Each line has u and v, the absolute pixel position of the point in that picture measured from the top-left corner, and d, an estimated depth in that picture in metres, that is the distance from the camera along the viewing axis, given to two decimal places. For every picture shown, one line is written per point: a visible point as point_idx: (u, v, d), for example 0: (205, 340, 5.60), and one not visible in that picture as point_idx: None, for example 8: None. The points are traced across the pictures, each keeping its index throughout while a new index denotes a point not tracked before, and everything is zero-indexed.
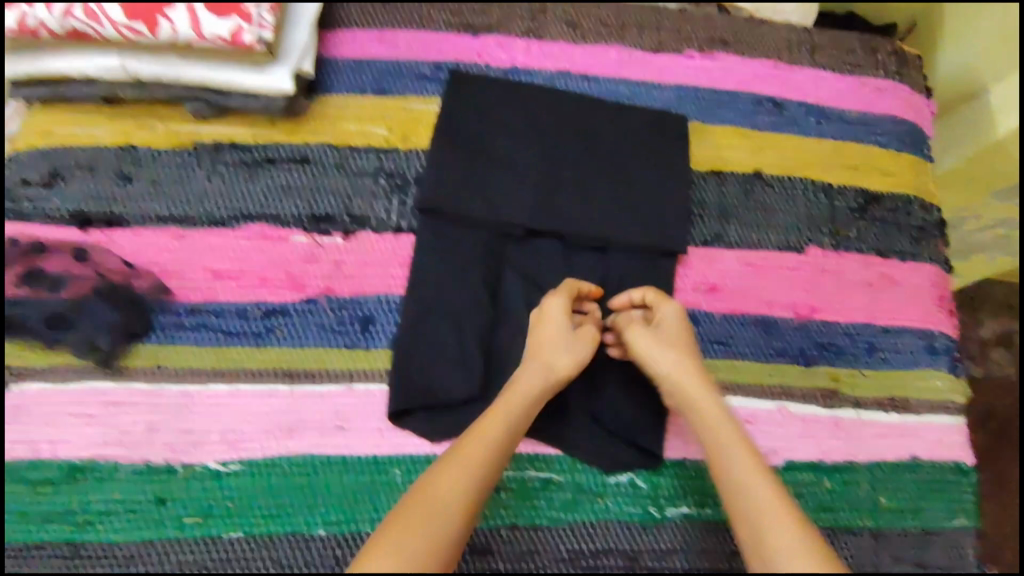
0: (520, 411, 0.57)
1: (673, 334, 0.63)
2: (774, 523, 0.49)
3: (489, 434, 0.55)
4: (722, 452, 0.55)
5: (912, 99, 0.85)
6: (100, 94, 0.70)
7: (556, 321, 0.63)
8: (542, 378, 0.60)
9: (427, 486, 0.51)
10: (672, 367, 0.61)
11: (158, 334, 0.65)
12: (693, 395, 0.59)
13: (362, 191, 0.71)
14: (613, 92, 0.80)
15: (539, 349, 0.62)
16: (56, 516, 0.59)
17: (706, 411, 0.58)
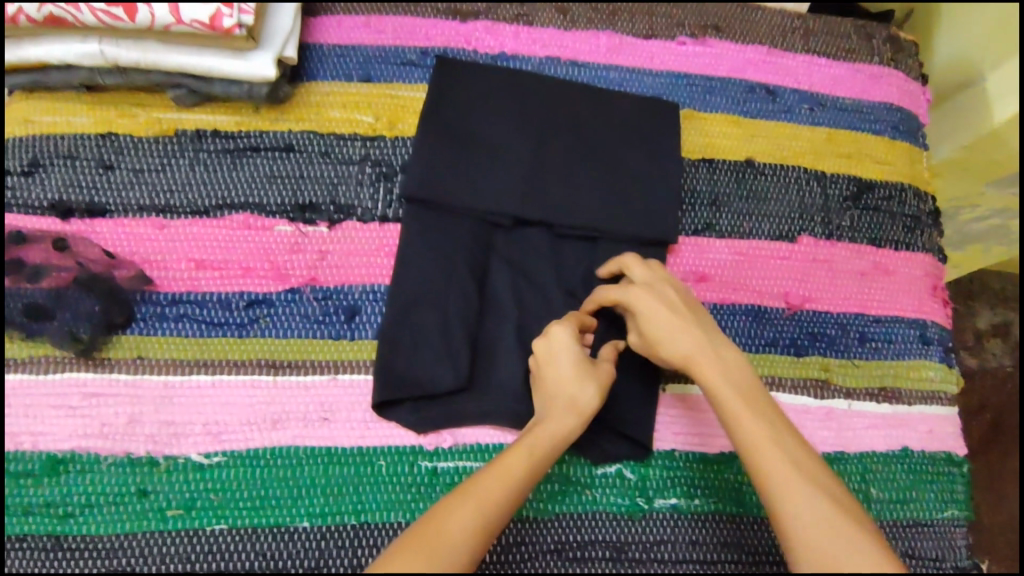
0: (542, 450, 0.53)
1: (669, 300, 0.60)
2: (796, 493, 0.48)
3: (513, 478, 0.51)
4: (734, 416, 0.53)
5: (908, 86, 0.84)
6: (80, 81, 0.68)
7: (570, 354, 0.58)
8: (565, 416, 0.56)
9: (435, 522, 0.47)
10: (672, 334, 0.58)
11: (139, 324, 0.64)
12: (697, 356, 0.56)
13: (347, 179, 0.70)
14: (603, 79, 0.79)
15: (558, 390, 0.57)
16: (37, 509, 0.59)
17: (713, 373, 0.56)
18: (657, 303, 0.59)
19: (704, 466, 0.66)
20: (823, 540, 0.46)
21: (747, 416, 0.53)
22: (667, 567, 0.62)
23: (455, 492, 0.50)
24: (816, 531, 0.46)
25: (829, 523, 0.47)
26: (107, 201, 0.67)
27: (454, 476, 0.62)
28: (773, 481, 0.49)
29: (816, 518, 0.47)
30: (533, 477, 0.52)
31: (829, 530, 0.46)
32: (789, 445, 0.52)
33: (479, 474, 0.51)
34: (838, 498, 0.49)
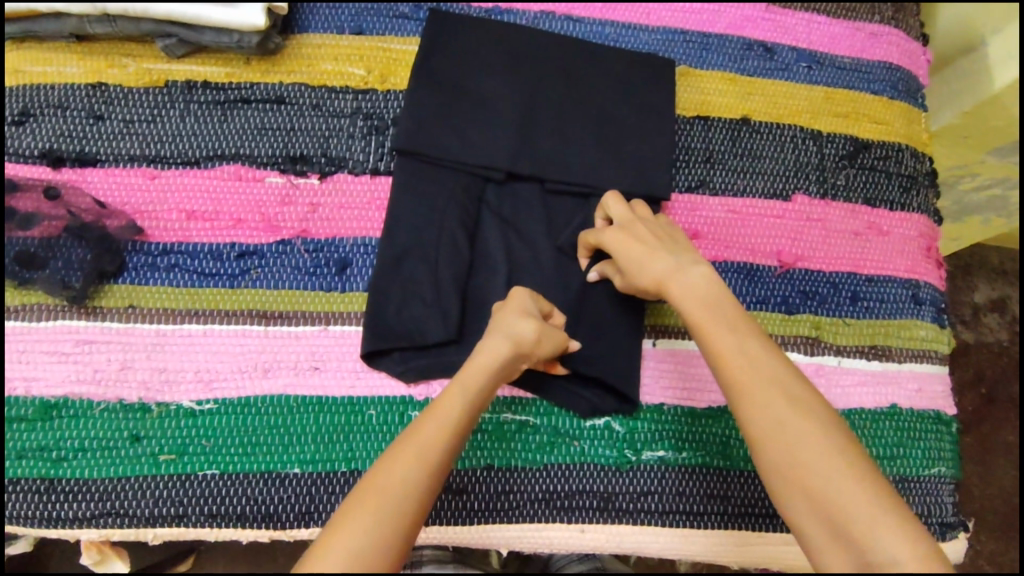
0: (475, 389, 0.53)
1: (642, 233, 0.60)
2: (762, 400, 0.49)
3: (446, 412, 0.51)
4: (703, 330, 0.53)
5: (908, 46, 0.83)
6: (69, 30, 0.68)
7: (520, 299, 0.60)
8: (500, 346, 0.56)
9: (373, 478, 0.48)
10: (635, 263, 0.59)
11: (130, 274, 0.64)
12: (667, 278, 0.56)
13: (339, 132, 0.70)
14: (599, 34, 0.78)
15: (496, 327, 0.58)
16: (31, 452, 0.59)
17: (682, 290, 0.55)
18: (630, 239, 0.60)
19: (692, 419, 0.66)
20: (789, 445, 0.47)
21: (717, 328, 0.52)
22: (652, 517, 0.63)
23: (393, 444, 0.50)
24: (782, 437, 0.47)
25: (794, 427, 0.47)
26: (97, 150, 0.67)
27: None
28: (741, 391, 0.50)
29: (782, 424, 0.48)
30: (472, 412, 0.53)
31: (794, 434, 0.47)
32: (759, 351, 0.51)
33: (415, 424, 0.51)
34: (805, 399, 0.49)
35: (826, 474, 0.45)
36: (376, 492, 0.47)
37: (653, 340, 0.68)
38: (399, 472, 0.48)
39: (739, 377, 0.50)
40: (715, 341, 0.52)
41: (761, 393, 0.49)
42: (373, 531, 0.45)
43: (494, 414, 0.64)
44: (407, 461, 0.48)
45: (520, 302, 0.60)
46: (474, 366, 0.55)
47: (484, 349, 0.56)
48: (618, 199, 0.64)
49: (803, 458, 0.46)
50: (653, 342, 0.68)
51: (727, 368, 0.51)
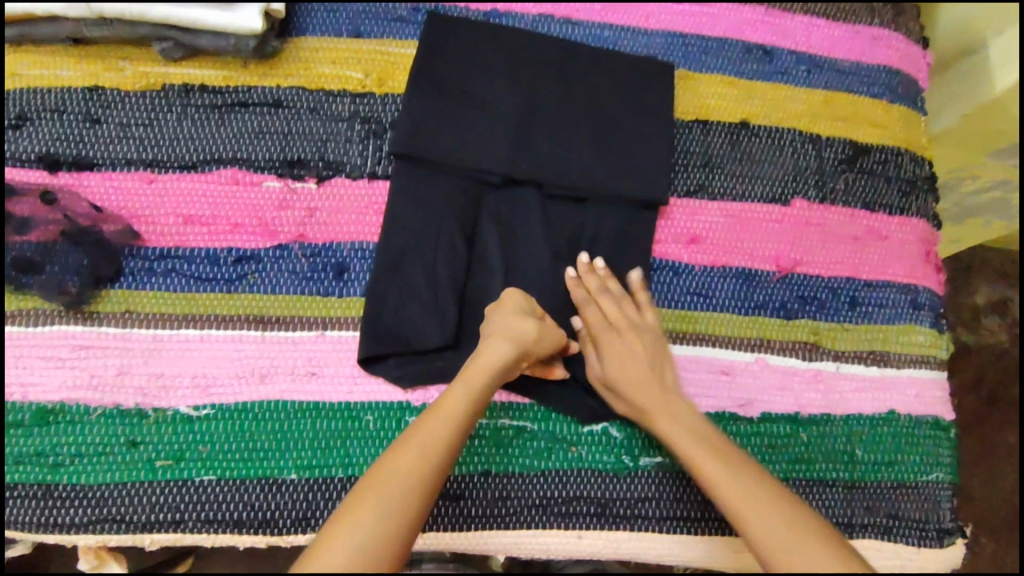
0: (478, 387, 0.56)
1: (633, 339, 0.64)
2: (763, 523, 0.51)
3: (449, 411, 0.54)
4: (699, 468, 0.56)
5: (908, 49, 0.83)
6: (65, 33, 0.67)
7: (516, 298, 0.62)
8: (501, 345, 0.58)
9: (379, 472, 0.50)
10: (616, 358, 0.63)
11: (127, 278, 0.64)
12: (659, 416, 0.60)
13: (336, 136, 0.70)
14: (598, 37, 0.78)
15: (495, 327, 0.60)
16: (28, 458, 0.59)
17: (676, 427, 0.59)
18: (618, 341, 0.64)
19: None
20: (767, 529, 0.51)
21: (710, 462, 0.56)
22: (650, 523, 0.63)
23: (397, 441, 0.53)
24: (788, 557, 0.49)
25: (799, 547, 0.49)
26: (94, 154, 0.67)
27: None
28: (746, 521, 0.52)
29: (784, 543, 0.50)
30: (473, 409, 0.55)
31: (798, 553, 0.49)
32: (754, 479, 0.54)
33: (419, 421, 0.54)
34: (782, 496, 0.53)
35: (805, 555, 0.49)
36: (383, 484, 0.49)
37: None
38: (404, 466, 0.50)
39: (737, 504, 0.53)
40: (708, 471, 0.55)
41: (762, 517, 0.51)
42: (380, 523, 0.47)
43: (491, 419, 0.64)
44: (415, 454, 0.51)
45: (517, 304, 0.62)
46: (474, 368, 0.57)
47: (485, 350, 0.58)
48: (624, 292, 0.67)
49: (813, 574, 0.47)
50: None
51: (726, 498, 0.54)
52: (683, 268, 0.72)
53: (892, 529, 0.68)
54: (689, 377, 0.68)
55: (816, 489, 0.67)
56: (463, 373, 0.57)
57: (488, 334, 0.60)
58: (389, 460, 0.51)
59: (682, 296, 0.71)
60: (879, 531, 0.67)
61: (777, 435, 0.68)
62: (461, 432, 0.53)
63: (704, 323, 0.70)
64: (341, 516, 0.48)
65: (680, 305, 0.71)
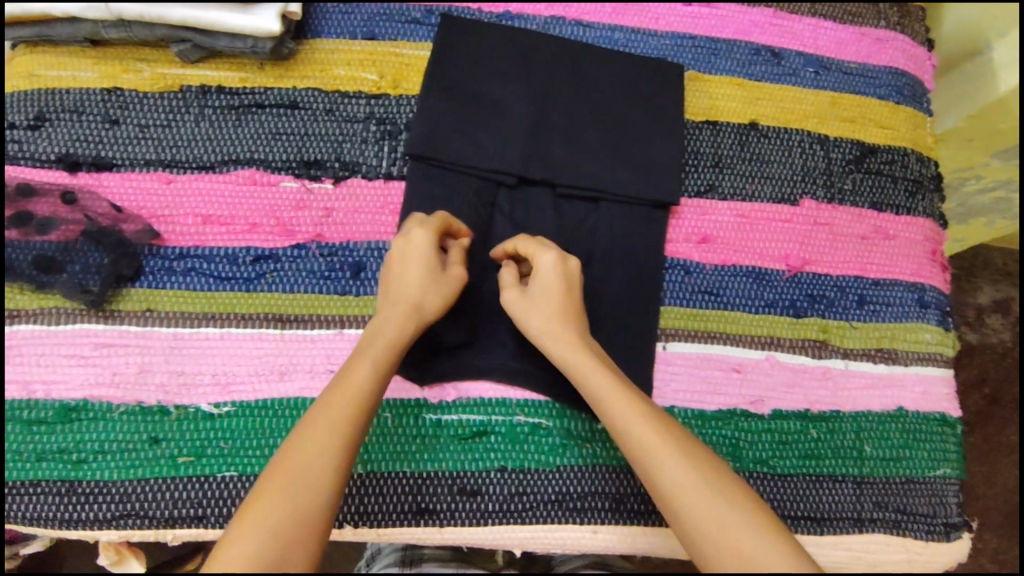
0: (382, 363, 0.56)
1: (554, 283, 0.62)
2: (676, 476, 0.52)
3: (350, 391, 0.54)
4: (615, 415, 0.56)
5: (913, 51, 0.84)
6: (84, 34, 0.68)
7: (421, 253, 0.61)
8: (403, 317, 0.59)
9: (287, 456, 0.51)
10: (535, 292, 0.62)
11: (148, 278, 0.64)
12: (577, 360, 0.60)
13: (351, 136, 0.71)
14: (608, 39, 0.79)
15: (396, 292, 0.60)
16: (50, 455, 0.60)
17: (596, 372, 0.59)
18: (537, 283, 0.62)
19: (702, 421, 0.68)
20: (674, 482, 0.52)
21: (624, 406, 0.56)
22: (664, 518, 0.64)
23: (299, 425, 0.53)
24: (697, 509, 0.51)
25: (718, 505, 0.50)
26: (113, 155, 0.67)
27: (458, 428, 0.64)
28: (659, 468, 0.53)
29: (693, 491, 0.51)
30: (377, 387, 0.55)
31: (705, 508, 0.50)
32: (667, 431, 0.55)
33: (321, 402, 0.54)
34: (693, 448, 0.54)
35: (713, 510, 0.50)
36: (293, 471, 0.49)
37: (663, 344, 0.70)
38: (312, 449, 0.51)
39: (653, 456, 0.54)
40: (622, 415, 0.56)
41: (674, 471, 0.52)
42: (290, 510, 0.47)
43: (507, 416, 0.65)
44: (320, 437, 0.51)
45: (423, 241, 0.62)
46: (377, 339, 0.58)
47: (388, 320, 0.59)
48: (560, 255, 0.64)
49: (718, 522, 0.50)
50: (664, 344, 0.70)
51: (639, 445, 0.54)
52: (695, 266, 0.72)
53: (901, 523, 0.69)
54: (702, 375, 0.69)
55: (825, 485, 0.68)
56: (368, 344, 0.58)
57: (389, 286, 0.61)
58: (294, 447, 0.51)
59: (693, 295, 0.71)
60: (889, 525, 0.69)
61: (788, 432, 0.69)
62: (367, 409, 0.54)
63: (716, 321, 0.71)
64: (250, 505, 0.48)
65: (692, 303, 0.71)
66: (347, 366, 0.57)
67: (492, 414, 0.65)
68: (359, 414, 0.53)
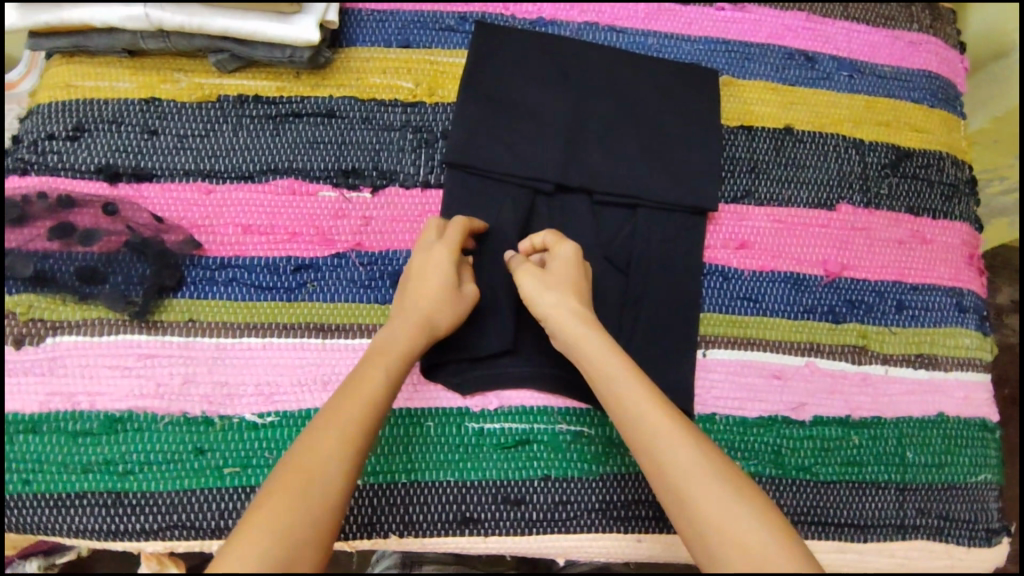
0: (394, 372, 0.57)
1: (569, 273, 0.62)
2: (690, 473, 0.51)
3: (362, 395, 0.54)
4: (632, 406, 0.55)
5: (946, 54, 0.83)
6: (123, 45, 0.68)
7: (439, 264, 0.61)
8: (414, 330, 0.59)
9: (297, 462, 0.50)
10: (554, 277, 0.62)
11: (190, 288, 0.64)
12: (589, 343, 0.59)
13: (389, 145, 0.70)
14: (642, 44, 0.78)
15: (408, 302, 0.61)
16: (96, 466, 0.60)
17: (611, 359, 0.57)
18: (555, 271, 0.62)
19: (743, 429, 0.68)
20: (679, 477, 0.51)
21: (640, 397, 0.55)
22: None
23: (312, 425, 0.53)
24: (701, 504, 0.50)
25: (724, 497, 0.49)
26: (153, 165, 0.67)
27: (501, 437, 0.64)
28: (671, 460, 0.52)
29: (699, 484, 0.50)
30: (389, 394, 0.56)
31: (712, 504, 0.49)
32: (673, 424, 0.54)
33: (332, 405, 0.54)
34: (698, 440, 0.53)
35: (717, 505, 0.49)
36: (309, 471, 0.49)
37: (703, 351, 0.69)
38: (328, 451, 0.50)
39: (658, 451, 0.52)
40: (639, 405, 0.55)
41: (688, 468, 0.51)
42: (304, 512, 0.47)
43: (550, 424, 0.65)
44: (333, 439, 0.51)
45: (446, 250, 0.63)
46: (389, 347, 0.58)
47: (400, 330, 0.59)
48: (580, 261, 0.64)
49: (726, 519, 0.48)
50: (705, 352, 0.69)
51: (646, 440, 0.53)
52: (733, 273, 0.72)
53: (943, 530, 0.69)
54: (743, 382, 0.69)
55: (867, 492, 0.68)
56: (378, 352, 0.58)
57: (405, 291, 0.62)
58: (307, 446, 0.51)
59: (732, 302, 0.71)
60: (931, 532, 0.68)
61: (829, 438, 0.69)
62: (379, 414, 0.54)
63: (755, 327, 0.71)
64: (255, 511, 0.47)
65: (731, 309, 0.71)
66: (358, 369, 0.57)
67: (534, 423, 0.65)
68: (372, 419, 0.53)
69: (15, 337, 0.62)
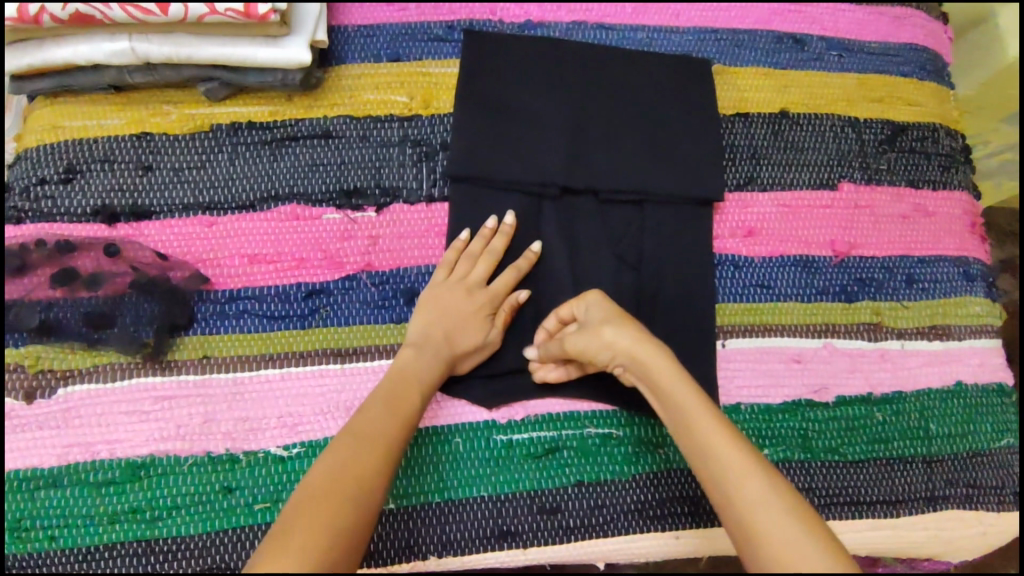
0: (415, 392, 0.58)
1: (609, 311, 0.60)
2: (756, 492, 0.48)
3: (384, 410, 0.55)
4: (696, 424, 0.53)
5: (931, 26, 0.84)
6: (109, 81, 0.66)
7: (459, 291, 0.64)
8: (432, 358, 0.60)
9: (330, 472, 0.49)
10: (606, 318, 0.59)
11: (201, 324, 0.63)
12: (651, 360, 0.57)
13: (389, 161, 0.70)
14: (632, 39, 0.78)
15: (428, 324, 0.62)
16: (123, 515, 0.58)
17: (678, 379, 0.55)
18: (597, 311, 0.60)
19: (769, 416, 0.68)
20: (740, 493, 0.49)
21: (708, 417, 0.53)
22: None
23: (336, 439, 0.53)
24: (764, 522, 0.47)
25: (790, 519, 0.47)
26: (150, 202, 0.66)
27: (530, 447, 0.64)
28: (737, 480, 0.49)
29: (763, 503, 0.48)
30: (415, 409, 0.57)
31: (778, 523, 0.47)
32: (740, 443, 0.51)
33: (355, 420, 0.54)
34: (765, 463, 0.51)
35: (781, 527, 0.46)
36: (344, 481, 0.49)
37: (723, 342, 0.69)
38: (360, 461, 0.50)
39: (723, 464, 0.50)
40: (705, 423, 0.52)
41: (753, 490, 0.49)
42: (344, 519, 0.47)
43: (578, 429, 0.64)
44: (361, 449, 0.51)
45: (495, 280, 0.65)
46: (413, 371, 0.59)
47: (422, 356, 0.60)
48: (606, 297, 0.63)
49: (788, 541, 0.46)
50: (724, 342, 0.69)
51: (711, 451, 0.51)
52: (744, 261, 0.72)
53: (971, 497, 0.69)
54: (764, 369, 0.69)
55: (895, 467, 0.69)
56: (400, 376, 0.58)
57: (437, 303, 0.63)
58: (333, 457, 0.51)
59: (746, 290, 0.71)
60: (961, 501, 0.69)
61: (852, 417, 0.69)
62: (404, 429, 0.55)
63: (770, 314, 0.71)
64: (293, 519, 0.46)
65: (745, 298, 0.71)
66: (380, 390, 0.57)
67: (562, 429, 0.64)
68: (398, 433, 0.54)
69: (27, 392, 0.60)
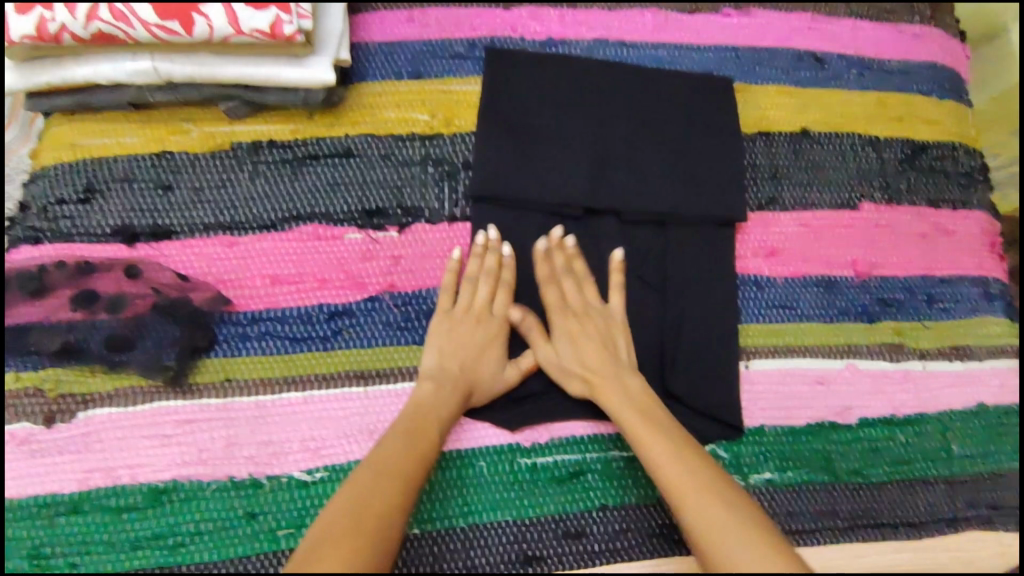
0: (438, 420, 0.58)
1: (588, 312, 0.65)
2: (698, 502, 0.52)
3: (408, 437, 0.55)
4: (657, 465, 0.56)
5: (949, 44, 0.84)
6: (129, 100, 0.65)
7: (466, 323, 0.63)
8: (451, 394, 0.60)
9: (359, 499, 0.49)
10: (578, 317, 0.65)
11: (223, 346, 0.63)
12: (614, 403, 0.61)
13: (411, 180, 0.69)
14: (653, 57, 0.78)
15: (445, 358, 0.62)
16: (146, 541, 0.58)
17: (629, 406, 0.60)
18: (573, 320, 0.65)
19: (793, 438, 0.68)
20: (683, 503, 0.53)
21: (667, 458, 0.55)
22: None
23: (360, 467, 0.53)
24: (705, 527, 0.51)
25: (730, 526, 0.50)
26: (170, 222, 0.65)
27: (554, 470, 0.63)
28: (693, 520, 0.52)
29: (705, 512, 0.51)
30: (439, 435, 0.57)
31: (715, 529, 0.50)
32: (690, 458, 0.55)
33: (379, 447, 0.54)
34: (711, 476, 0.54)
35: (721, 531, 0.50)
36: (372, 506, 0.49)
37: (746, 363, 0.69)
38: (387, 489, 0.50)
39: (669, 478, 0.54)
40: (663, 466, 0.55)
41: (703, 518, 0.51)
42: (375, 546, 0.47)
43: (602, 452, 0.64)
44: (387, 477, 0.51)
45: (499, 302, 0.65)
46: (435, 401, 0.59)
47: (441, 391, 0.60)
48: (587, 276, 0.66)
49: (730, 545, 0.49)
50: (747, 364, 0.69)
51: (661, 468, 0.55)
52: (766, 281, 0.72)
53: (993, 518, 0.69)
54: (788, 391, 0.69)
55: (918, 488, 0.69)
56: (421, 408, 0.58)
57: (450, 334, 0.63)
58: (359, 483, 0.51)
59: (768, 310, 0.71)
60: (983, 522, 0.69)
61: (875, 438, 0.69)
62: (429, 456, 0.55)
63: (793, 334, 0.71)
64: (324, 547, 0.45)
65: (768, 318, 0.71)
66: (402, 419, 0.57)
67: (586, 452, 0.64)
68: (422, 459, 0.54)
69: (46, 416, 0.60)
